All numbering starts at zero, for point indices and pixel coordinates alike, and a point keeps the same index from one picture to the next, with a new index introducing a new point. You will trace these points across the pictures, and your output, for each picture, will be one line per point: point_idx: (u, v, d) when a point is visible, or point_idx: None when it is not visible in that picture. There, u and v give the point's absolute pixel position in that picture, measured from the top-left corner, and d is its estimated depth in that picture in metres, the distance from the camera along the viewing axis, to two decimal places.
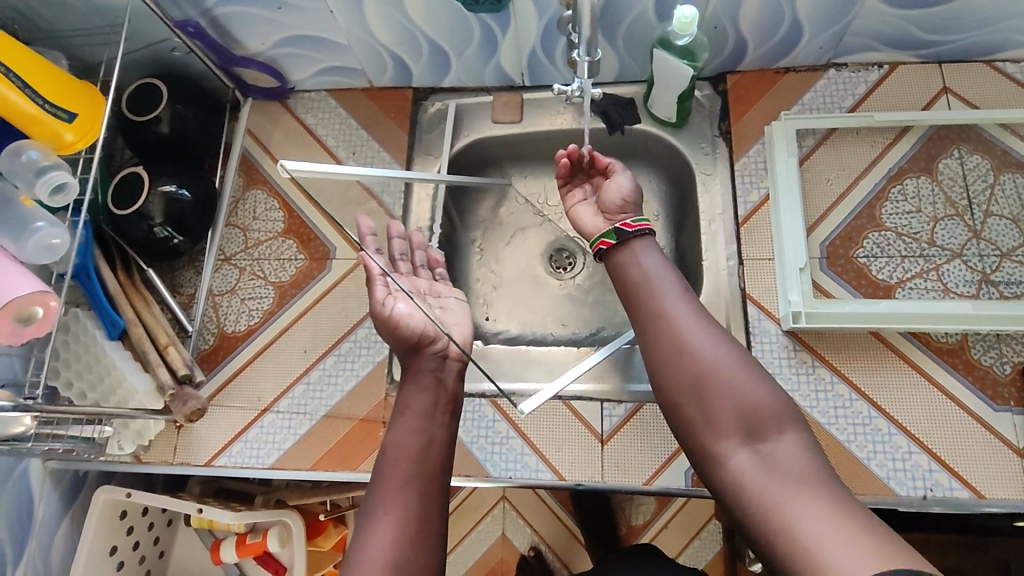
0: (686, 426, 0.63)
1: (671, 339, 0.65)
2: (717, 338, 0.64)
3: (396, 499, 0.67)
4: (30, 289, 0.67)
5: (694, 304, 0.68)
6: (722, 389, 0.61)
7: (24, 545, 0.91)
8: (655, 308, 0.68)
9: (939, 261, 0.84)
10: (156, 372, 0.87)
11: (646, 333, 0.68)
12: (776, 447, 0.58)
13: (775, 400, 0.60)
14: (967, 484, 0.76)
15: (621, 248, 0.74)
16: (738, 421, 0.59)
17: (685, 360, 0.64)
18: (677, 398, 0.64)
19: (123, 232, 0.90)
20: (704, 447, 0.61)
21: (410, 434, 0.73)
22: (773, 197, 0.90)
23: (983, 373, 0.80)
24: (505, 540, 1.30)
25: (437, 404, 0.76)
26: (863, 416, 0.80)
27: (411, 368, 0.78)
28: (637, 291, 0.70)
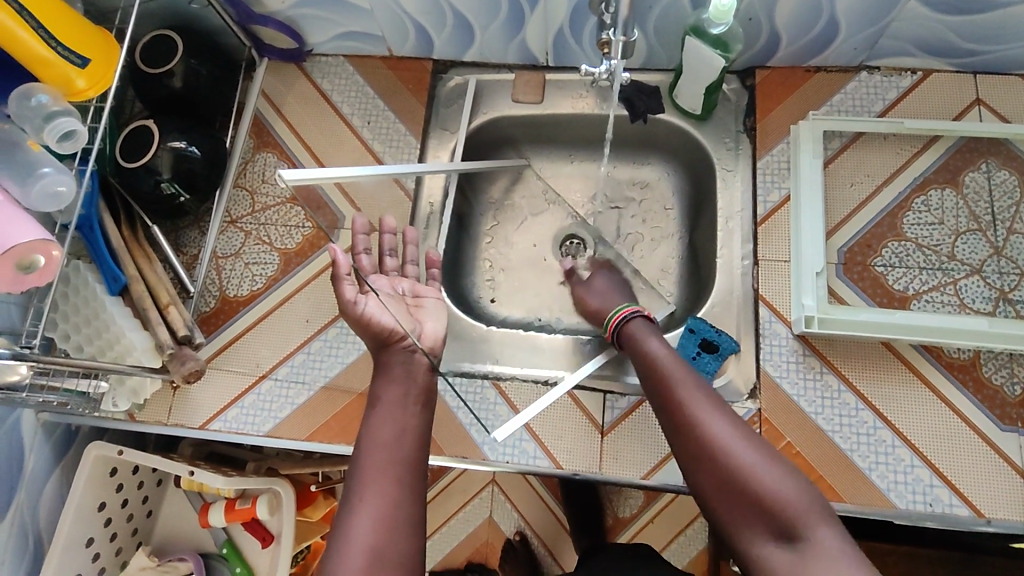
0: (719, 524, 0.65)
1: (686, 420, 0.68)
2: (734, 430, 0.66)
3: (373, 491, 0.66)
4: (32, 237, 0.64)
5: (708, 396, 0.70)
6: (748, 487, 0.62)
7: (13, 494, 0.90)
8: (672, 405, 0.70)
9: (958, 276, 0.83)
10: (155, 331, 0.85)
11: (666, 430, 0.71)
12: (809, 543, 0.59)
13: (797, 488, 0.62)
14: (967, 501, 0.75)
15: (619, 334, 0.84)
16: (767, 517, 0.61)
17: (706, 459, 0.65)
18: (706, 494, 0.66)
19: (129, 184, 0.89)
20: (737, 545, 0.63)
21: (384, 423, 0.72)
22: (795, 197, 0.88)
23: (993, 393, 0.79)
24: (492, 522, 1.30)
25: (408, 396, 0.75)
26: (867, 426, 0.79)
27: (387, 358, 0.77)
28: (654, 390, 0.74)
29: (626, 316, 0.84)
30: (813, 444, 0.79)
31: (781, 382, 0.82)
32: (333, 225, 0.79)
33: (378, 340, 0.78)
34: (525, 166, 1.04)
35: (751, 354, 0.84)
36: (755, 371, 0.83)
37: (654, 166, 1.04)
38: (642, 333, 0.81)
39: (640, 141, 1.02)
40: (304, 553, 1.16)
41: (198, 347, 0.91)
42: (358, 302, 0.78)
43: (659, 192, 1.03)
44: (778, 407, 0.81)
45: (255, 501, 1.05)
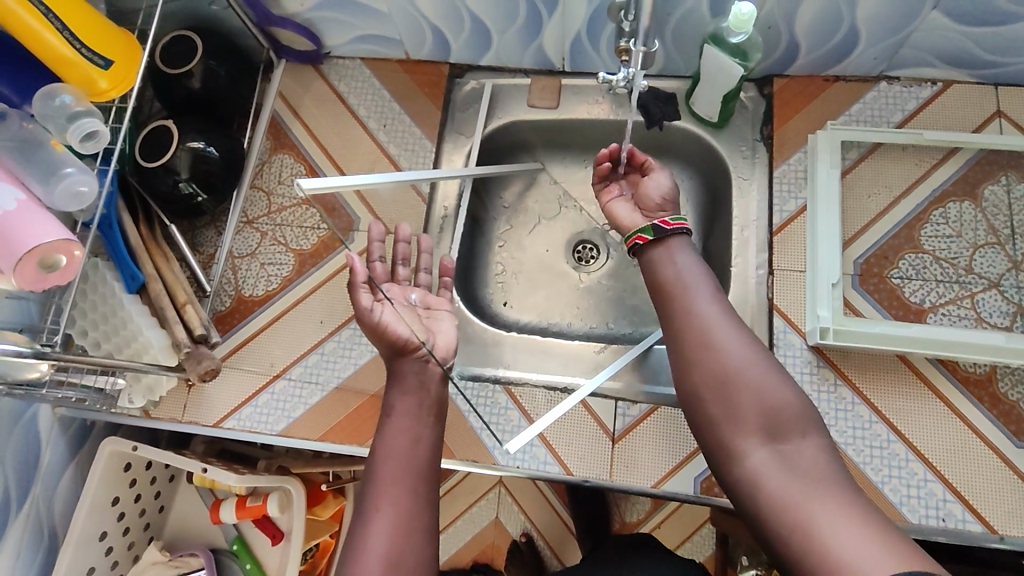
0: (707, 423, 0.65)
1: (696, 318, 0.69)
2: (744, 338, 0.67)
3: (388, 501, 0.66)
4: (55, 236, 0.65)
5: (723, 305, 0.70)
6: (747, 390, 0.63)
7: (29, 487, 0.92)
8: (684, 304, 0.70)
9: (975, 289, 0.82)
10: (172, 330, 0.86)
11: (675, 324, 0.70)
12: (796, 448, 0.60)
13: (798, 402, 0.62)
14: (981, 517, 0.75)
15: (658, 244, 0.76)
16: (760, 420, 0.62)
17: (708, 359, 0.66)
18: (700, 393, 0.66)
19: (148, 184, 0.90)
20: (722, 442, 0.63)
21: (398, 433, 0.72)
22: (811, 207, 0.87)
23: (1009, 408, 0.78)
24: (498, 524, 1.30)
25: (422, 407, 0.75)
26: (881, 439, 0.79)
27: (400, 363, 0.77)
28: (671, 287, 0.72)
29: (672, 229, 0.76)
30: None
31: None
32: (347, 228, 0.78)
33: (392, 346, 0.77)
34: (540, 169, 1.05)
35: None
36: None
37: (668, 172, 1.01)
38: (679, 249, 0.76)
39: (656, 148, 1.00)
40: (312, 551, 1.17)
41: (214, 345, 0.92)
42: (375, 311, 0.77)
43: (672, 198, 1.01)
44: None
45: (266, 499, 1.06)
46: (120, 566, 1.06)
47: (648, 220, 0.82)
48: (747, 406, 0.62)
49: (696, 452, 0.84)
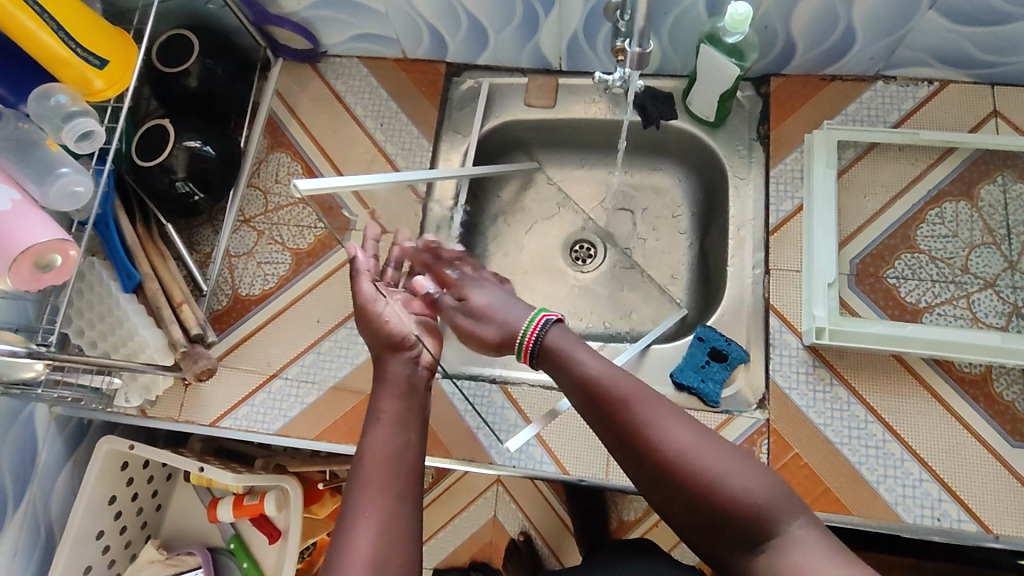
0: (701, 539, 0.61)
1: (640, 435, 0.63)
2: (696, 445, 0.61)
3: (372, 504, 0.66)
4: (50, 237, 0.64)
5: (666, 407, 0.65)
6: (723, 499, 0.59)
7: (26, 487, 0.92)
8: (621, 420, 0.64)
9: (972, 290, 0.82)
10: (168, 329, 0.86)
11: (625, 444, 0.64)
12: (785, 542, 0.57)
13: (770, 492, 0.59)
14: (975, 517, 0.75)
15: (551, 354, 0.72)
16: (749, 528, 0.58)
17: (674, 481, 0.61)
18: (678, 513, 0.61)
19: (144, 183, 0.90)
20: (726, 554, 0.60)
21: (383, 437, 0.72)
22: (807, 207, 0.87)
23: (1004, 408, 0.78)
24: (496, 522, 1.31)
25: (408, 410, 0.75)
26: (876, 439, 0.79)
27: (392, 363, 0.78)
28: (595, 404, 0.66)
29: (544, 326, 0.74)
30: (820, 456, 0.79)
31: (790, 393, 0.82)
32: (343, 227, 0.80)
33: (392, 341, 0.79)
34: (536, 168, 1.05)
35: (761, 364, 0.85)
36: (764, 381, 0.83)
37: (665, 169, 1.05)
38: (567, 354, 0.71)
39: (653, 148, 1.03)
40: (310, 550, 1.17)
41: (210, 345, 0.92)
42: (381, 303, 0.80)
43: (670, 198, 1.05)
44: (786, 419, 0.81)
45: (263, 498, 1.06)
46: (118, 564, 1.06)
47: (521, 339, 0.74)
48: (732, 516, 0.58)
49: None
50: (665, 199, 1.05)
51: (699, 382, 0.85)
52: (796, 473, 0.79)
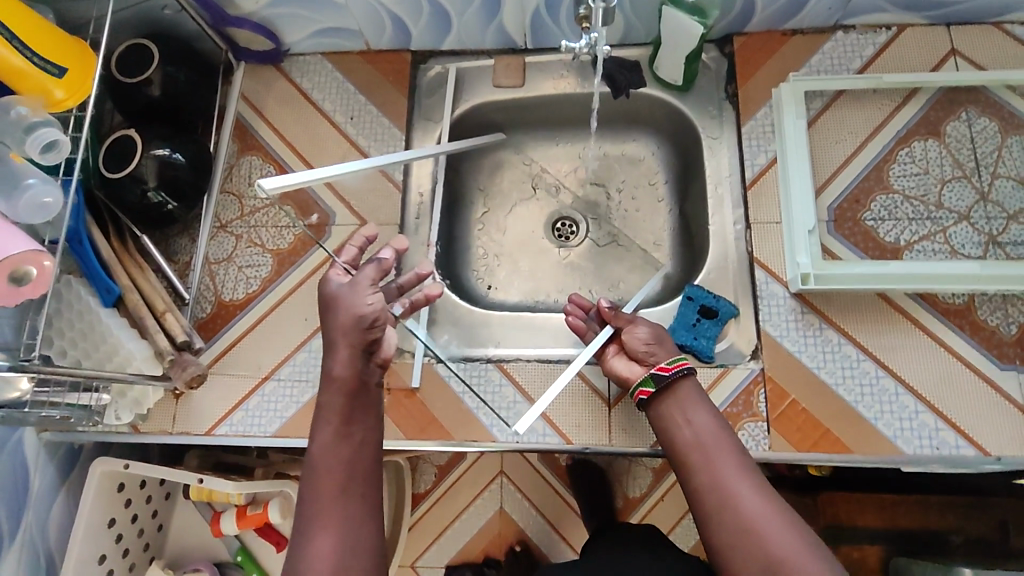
0: None
1: (725, 495, 0.70)
2: (774, 519, 0.67)
3: (325, 510, 0.69)
4: (20, 246, 0.62)
5: (754, 477, 0.71)
6: None
7: (20, 517, 0.90)
8: (710, 479, 0.71)
9: (948, 224, 0.83)
10: (154, 339, 0.84)
11: (704, 503, 0.71)
12: None
13: None
14: (972, 441, 0.77)
15: (665, 393, 0.78)
16: None
17: (747, 546, 0.66)
18: None
19: (115, 195, 0.88)
20: None
21: (335, 446, 0.73)
22: (781, 160, 0.88)
23: (989, 334, 0.80)
24: (503, 514, 1.30)
25: (357, 411, 0.75)
26: (870, 377, 0.80)
27: (345, 359, 0.75)
28: (696, 457, 0.74)
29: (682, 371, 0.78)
30: (817, 399, 0.81)
31: (782, 341, 0.83)
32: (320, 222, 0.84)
33: (360, 326, 0.75)
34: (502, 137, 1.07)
35: (750, 317, 0.86)
36: (755, 332, 0.84)
37: (638, 142, 1.06)
38: (688, 399, 0.77)
39: (625, 120, 1.05)
40: None
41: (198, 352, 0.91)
42: (371, 289, 0.77)
43: (645, 167, 1.06)
44: (780, 367, 0.82)
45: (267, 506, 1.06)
46: None
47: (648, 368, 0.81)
48: None
49: None
50: (640, 168, 1.07)
51: (692, 340, 0.85)
52: (794, 418, 0.80)
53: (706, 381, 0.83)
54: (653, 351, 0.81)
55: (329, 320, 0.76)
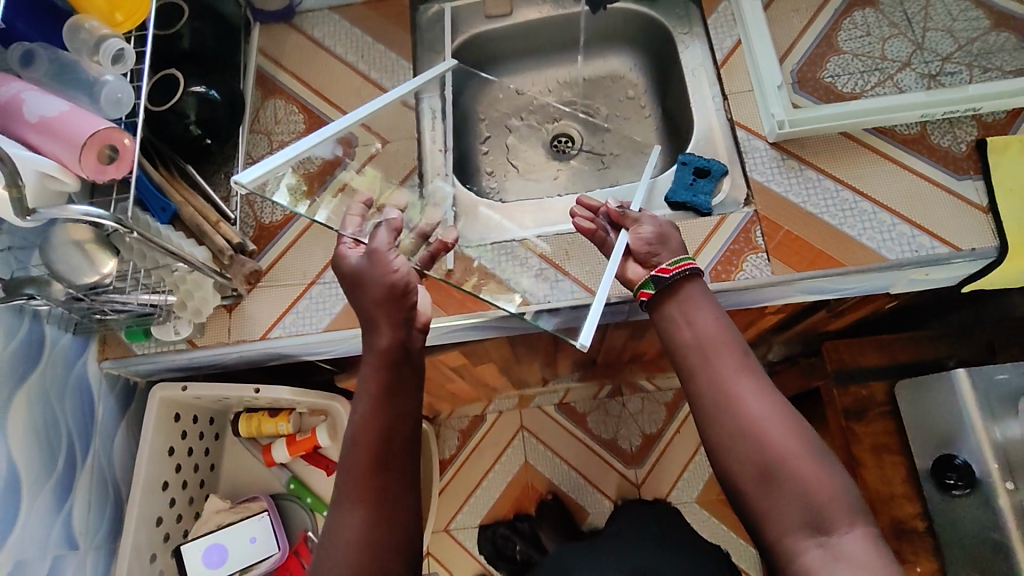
0: (754, 513, 0.68)
1: (729, 401, 0.71)
2: (779, 422, 0.69)
3: (364, 481, 0.71)
4: (104, 124, 0.70)
5: (757, 380, 0.72)
6: (792, 483, 0.65)
7: (88, 442, 0.94)
8: (715, 383, 0.72)
9: (894, 72, 0.98)
10: (211, 242, 0.92)
11: (709, 408, 0.72)
12: (840, 539, 0.62)
13: (840, 492, 0.65)
14: (945, 241, 0.88)
15: (669, 298, 0.79)
16: (805, 516, 0.64)
17: (751, 450, 0.68)
18: (743, 486, 0.68)
19: (161, 129, 0.96)
20: (773, 539, 0.66)
21: (375, 415, 0.75)
22: (745, 39, 1.01)
23: (945, 153, 0.92)
24: (529, 464, 1.79)
25: (394, 381, 0.77)
26: (850, 203, 0.92)
27: (386, 332, 0.79)
28: (694, 357, 0.75)
29: (685, 271, 0.79)
30: (809, 228, 0.91)
31: (769, 185, 0.94)
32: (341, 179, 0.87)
33: (393, 295, 0.80)
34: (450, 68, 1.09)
35: (739, 170, 0.97)
36: (745, 181, 0.95)
37: (619, 60, 1.21)
38: (690, 300, 0.79)
39: (606, 39, 1.20)
40: None
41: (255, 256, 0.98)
42: (391, 253, 0.82)
43: (628, 80, 1.21)
44: (771, 207, 0.93)
45: (315, 431, 1.12)
46: (185, 520, 1.10)
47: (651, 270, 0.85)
48: (793, 495, 0.65)
49: (703, 248, 0.92)
50: (623, 81, 1.21)
51: (691, 197, 0.96)
52: (790, 245, 0.91)
53: (708, 228, 0.93)
54: (656, 251, 0.86)
55: (360, 297, 0.81)
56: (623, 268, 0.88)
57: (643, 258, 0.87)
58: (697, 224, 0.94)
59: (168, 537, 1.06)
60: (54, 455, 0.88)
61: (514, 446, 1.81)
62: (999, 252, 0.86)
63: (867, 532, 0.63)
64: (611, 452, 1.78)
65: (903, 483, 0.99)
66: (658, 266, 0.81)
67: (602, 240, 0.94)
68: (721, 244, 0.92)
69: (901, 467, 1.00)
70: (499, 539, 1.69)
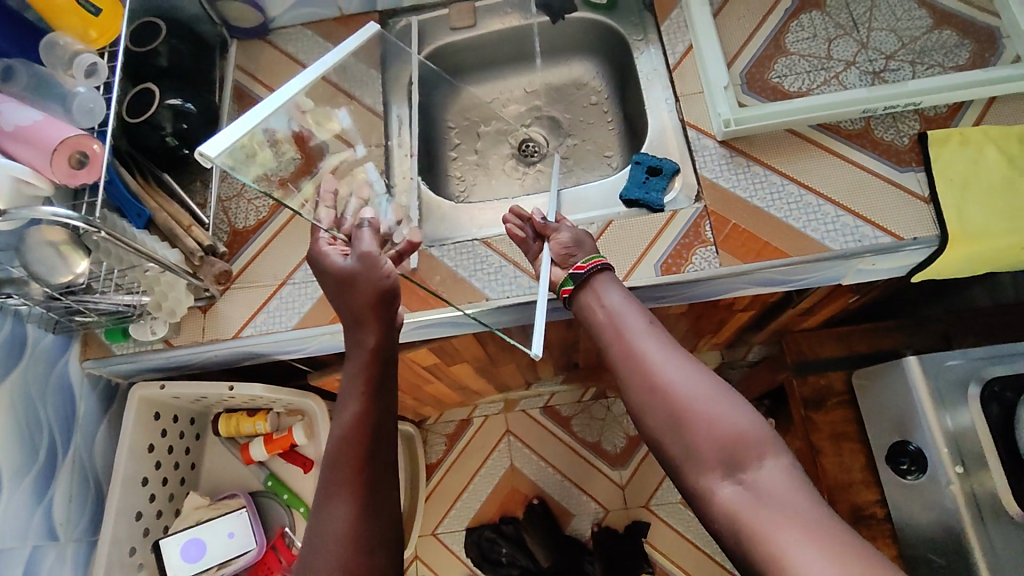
0: (673, 462, 0.70)
1: (638, 361, 0.75)
2: (684, 371, 0.73)
3: (349, 475, 0.74)
4: (75, 132, 0.76)
5: (662, 340, 0.77)
6: (700, 423, 0.68)
7: (70, 438, 0.99)
8: (626, 348, 0.77)
9: (839, 70, 1.01)
10: (182, 244, 0.98)
11: (622, 372, 0.76)
12: (756, 476, 0.65)
13: (747, 426, 0.68)
14: (888, 232, 0.91)
15: (584, 288, 0.86)
16: (718, 453, 0.67)
17: (661, 401, 0.71)
18: (659, 436, 0.71)
19: (139, 140, 1.01)
20: (693, 484, 0.68)
21: (366, 414, 0.78)
22: (695, 44, 1.06)
23: (887, 147, 0.96)
24: (514, 469, 1.78)
25: (381, 382, 0.81)
26: (795, 196, 0.95)
27: (374, 331, 0.83)
28: (608, 331, 0.80)
29: (597, 267, 0.86)
30: (756, 220, 0.94)
31: (718, 181, 0.97)
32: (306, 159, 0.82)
33: (383, 298, 0.84)
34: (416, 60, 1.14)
35: (690, 168, 1.00)
36: (695, 178, 0.99)
37: (583, 67, 1.26)
38: (603, 286, 0.85)
39: (568, 48, 1.25)
40: None
41: (227, 259, 1.03)
42: (381, 257, 0.86)
43: (591, 86, 1.26)
44: (720, 202, 0.96)
45: (291, 430, 1.15)
46: (165, 516, 1.14)
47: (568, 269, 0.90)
48: (703, 435, 0.68)
49: (654, 242, 0.95)
50: (585, 87, 1.26)
51: (643, 194, 1.00)
52: (738, 238, 0.94)
53: (660, 224, 0.97)
54: (572, 253, 0.91)
55: (352, 298, 0.84)
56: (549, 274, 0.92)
57: (562, 261, 0.92)
58: (649, 219, 0.98)
59: (147, 533, 1.10)
60: (36, 450, 0.92)
61: (499, 450, 1.80)
62: (941, 241, 0.89)
63: (778, 463, 0.65)
64: (596, 455, 1.77)
65: (861, 470, 1.04)
66: (576, 264, 0.88)
67: (531, 250, 0.98)
68: (671, 239, 0.95)
69: (859, 454, 1.04)
70: (484, 542, 1.67)
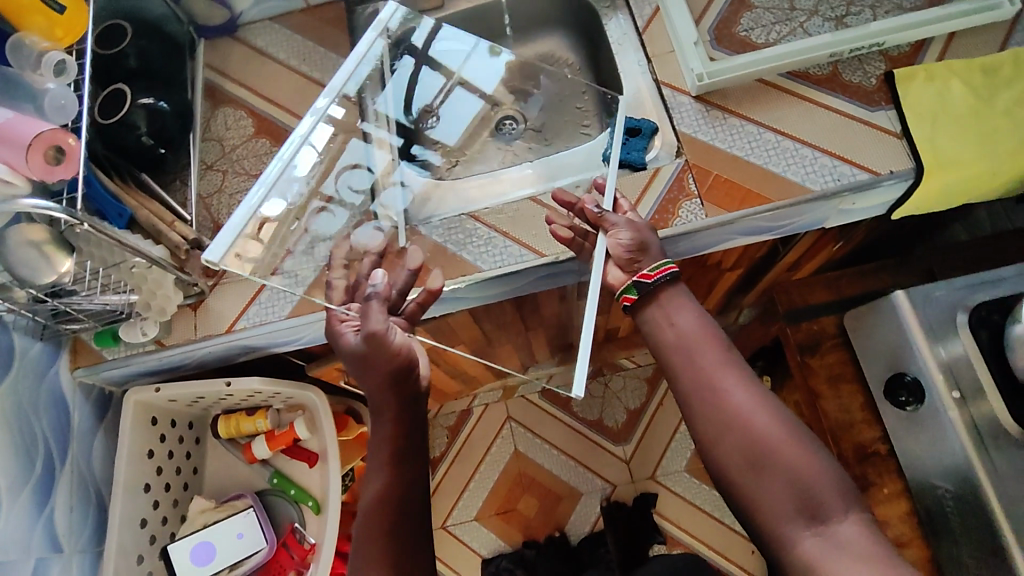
0: (746, 500, 0.73)
1: (717, 395, 0.76)
2: (759, 407, 0.75)
3: (377, 544, 0.80)
4: (48, 125, 0.75)
5: (739, 373, 0.78)
6: (780, 468, 0.71)
7: (66, 447, 0.97)
8: (700, 378, 0.78)
9: (803, 20, 1.03)
10: (167, 240, 0.97)
11: (698, 404, 0.77)
12: (836, 530, 0.68)
13: (829, 478, 0.71)
14: (865, 169, 0.92)
15: (648, 300, 0.83)
16: (798, 500, 0.70)
17: (739, 439, 0.73)
18: (734, 475, 0.73)
19: (115, 140, 0.99)
20: (770, 526, 0.71)
21: (397, 484, 0.84)
22: (662, 5, 1.07)
23: (856, 88, 0.98)
24: (519, 453, 1.78)
25: (407, 453, 0.87)
26: (772, 143, 0.96)
27: (390, 409, 0.88)
28: (678, 356, 0.80)
29: (665, 275, 0.83)
30: (734, 170, 0.96)
31: (697, 135, 0.99)
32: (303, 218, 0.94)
33: (399, 375, 0.88)
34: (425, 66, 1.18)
35: (668, 126, 1.02)
36: (674, 136, 1.00)
37: (553, 41, 1.27)
38: (670, 304, 0.83)
39: (537, 23, 1.26)
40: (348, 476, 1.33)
41: None
42: (392, 333, 0.88)
43: (562, 58, 1.27)
44: (700, 154, 0.97)
45: (293, 425, 1.14)
46: (171, 523, 1.12)
47: (631, 274, 0.86)
48: (781, 478, 0.71)
49: (640, 199, 0.96)
50: (557, 60, 1.26)
51: (625, 154, 1.01)
52: (721, 188, 0.95)
53: (644, 181, 0.97)
54: (635, 258, 0.86)
55: (372, 372, 0.87)
56: (603, 273, 0.88)
57: (625, 265, 0.87)
58: (633, 179, 0.98)
59: (154, 539, 1.08)
60: (32, 461, 0.91)
61: (502, 437, 1.80)
62: (916, 173, 0.91)
63: (859, 520, 0.69)
64: (598, 432, 1.77)
65: (861, 410, 1.04)
66: (639, 271, 0.84)
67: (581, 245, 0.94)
68: (656, 196, 0.96)
69: (857, 394, 1.05)
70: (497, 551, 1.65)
